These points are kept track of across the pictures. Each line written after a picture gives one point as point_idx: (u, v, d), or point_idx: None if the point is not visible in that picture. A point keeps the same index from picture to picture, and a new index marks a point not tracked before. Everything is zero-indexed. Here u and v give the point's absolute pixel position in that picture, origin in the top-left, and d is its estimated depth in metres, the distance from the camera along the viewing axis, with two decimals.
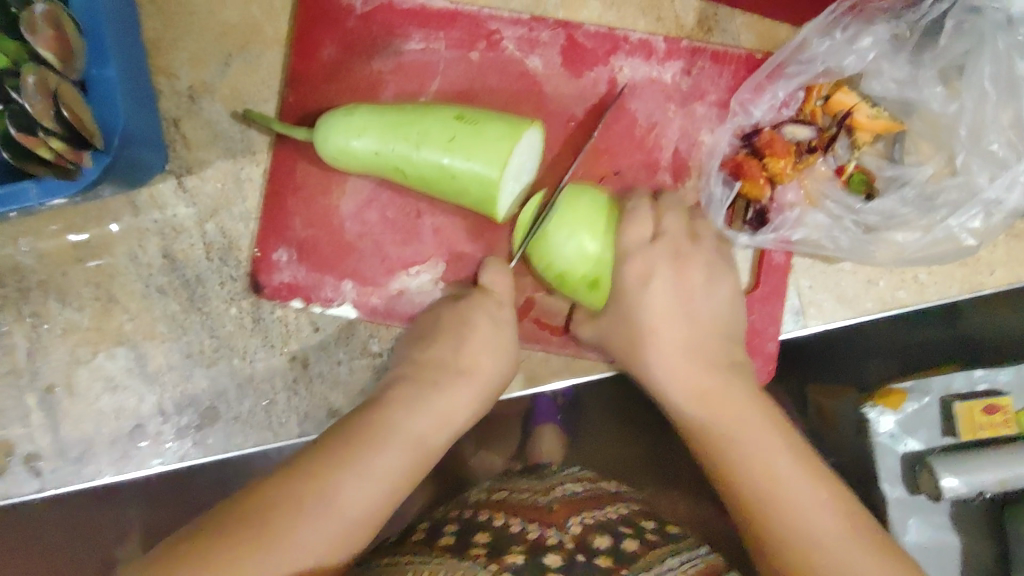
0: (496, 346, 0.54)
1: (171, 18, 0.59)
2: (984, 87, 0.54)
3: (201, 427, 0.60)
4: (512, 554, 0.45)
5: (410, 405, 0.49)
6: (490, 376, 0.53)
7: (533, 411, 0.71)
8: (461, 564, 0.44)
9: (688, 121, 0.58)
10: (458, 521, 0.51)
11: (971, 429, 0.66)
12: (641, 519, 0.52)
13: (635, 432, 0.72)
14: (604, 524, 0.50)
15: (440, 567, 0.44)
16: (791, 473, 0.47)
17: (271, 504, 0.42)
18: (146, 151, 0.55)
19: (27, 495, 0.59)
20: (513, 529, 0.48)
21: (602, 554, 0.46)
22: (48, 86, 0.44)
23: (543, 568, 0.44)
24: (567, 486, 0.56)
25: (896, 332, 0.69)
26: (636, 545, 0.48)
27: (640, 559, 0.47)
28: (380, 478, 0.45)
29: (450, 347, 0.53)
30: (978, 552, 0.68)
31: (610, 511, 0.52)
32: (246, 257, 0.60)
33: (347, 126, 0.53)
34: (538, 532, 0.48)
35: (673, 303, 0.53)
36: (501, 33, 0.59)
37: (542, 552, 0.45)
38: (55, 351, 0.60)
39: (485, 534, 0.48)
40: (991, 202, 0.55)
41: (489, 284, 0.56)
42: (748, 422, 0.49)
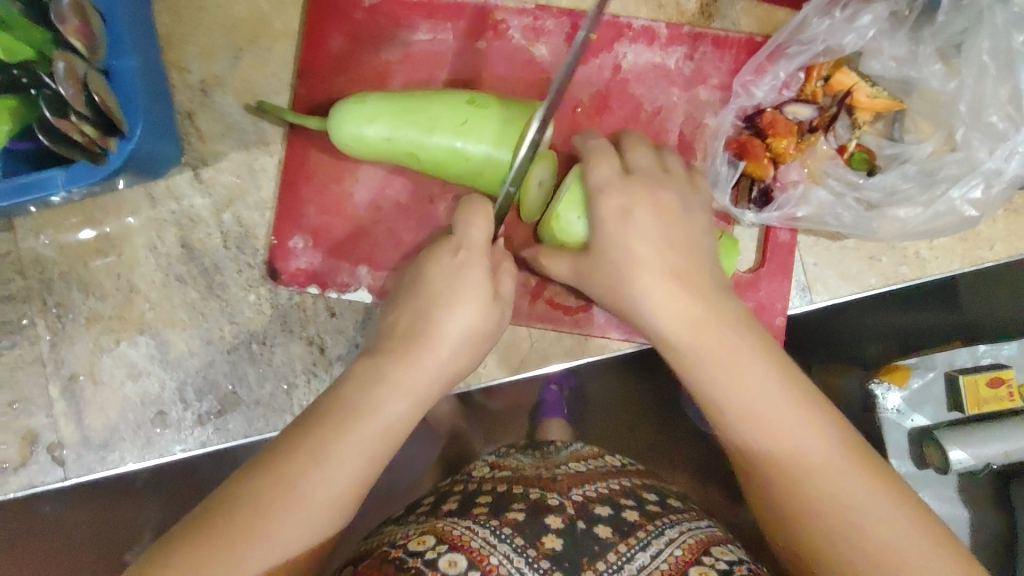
0: (460, 305, 0.49)
1: (182, 15, 0.61)
2: (983, 62, 0.55)
3: (222, 411, 0.61)
4: (513, 514, 0.47)
5: (372, 379, 0.45)
6: (461, 338, 0.49)
7: (541, 405, 0.73)
8: (463, 524, 0.47)
9: (692, 104, 0.60)
10: (463, 489, 0.53)
11: (976, 403, 0.67)
12: (642, 492, 0.53)
13: (638, 421, 0.76)
14: (607, 496, 0.51)
15: (447, 526, 0.47)
16: (771, 397, 0.47)
17: (229, 509, 0.39)
18: (165, 144, 0.57)
19: (51, 484, 0.60)
20: (515, 491, 0.50)
21: (602, 522, 0.47)
22: (78, 75, 0.45)
23: (543, 537, 0.45)
24: (570, 463, 0.57)
25: (894, 313, 0.71)
26: (638, 515, 0.49)
27: (641, 527, 0.48)
28: (345, 466, 0.42)
29: (410, 315, 0.50)
30: (986, 523, 0.70)
31: (612, 485, 0.53)
32: (262, 245, 0.61)
33: (359, 114, 0.54)
34: (540, 494, 0.50)
35: (642, 238, 0.51)
36: (507, 22, 0.61)
37: (542, 515, 0.47)
38: (78, 341, 0.61)
39: (489, 496, 0.50)
40: (992, 173, 0.56)
41: (468, 236, 0.50)
42: (737, 372, 0.48)
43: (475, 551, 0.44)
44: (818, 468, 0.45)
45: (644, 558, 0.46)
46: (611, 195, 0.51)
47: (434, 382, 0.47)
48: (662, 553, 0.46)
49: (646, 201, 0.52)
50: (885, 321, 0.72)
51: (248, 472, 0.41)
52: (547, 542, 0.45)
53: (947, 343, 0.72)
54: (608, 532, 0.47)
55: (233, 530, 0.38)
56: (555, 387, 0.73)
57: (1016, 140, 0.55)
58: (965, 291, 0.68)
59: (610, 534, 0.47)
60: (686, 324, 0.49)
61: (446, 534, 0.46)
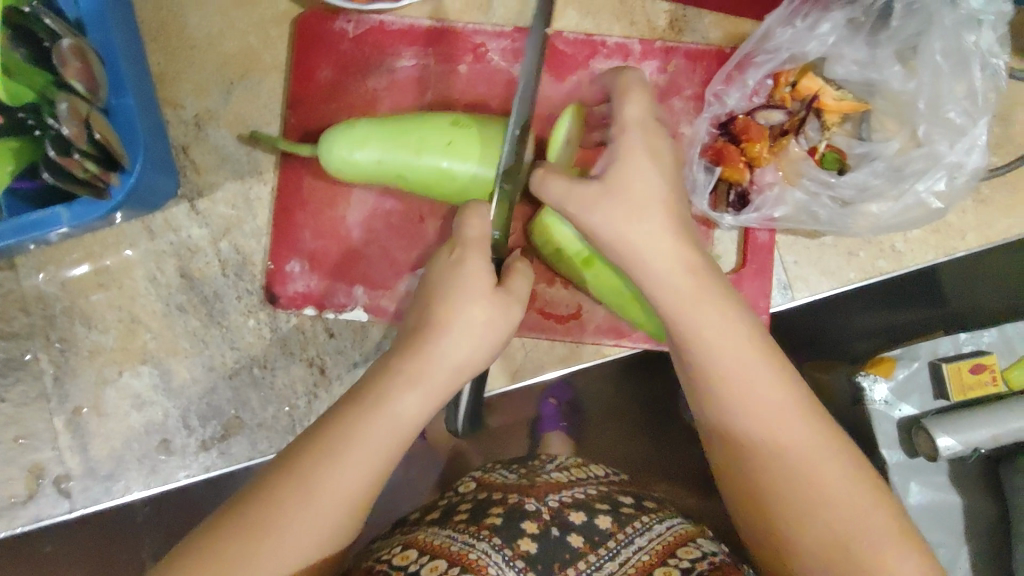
0: (479, 301, 0.47)
1: (176, 54, 0.63)
2: (936, 62, 0.58)
3: (225, 436, 0.62)
4: (492, 518, 0.50)
5: (389, 379, 0.45)
6: (472, 326, 0.47)
7: (538, 420, 0.74)
8: (444, 533, 0.50)
9: (669, 115, 0.62)
10: (443, 504, 0.55)
11: (960, 390, 0.70)
12: (618, 495, 0.55)
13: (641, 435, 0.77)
14: (584, 500, 0.53)
15: (428, 536, 0.50)
16: (781, 414, 0.46)
17: (251, 505, 0.42)
18: (162, 176, 0.59)
19: (59, 516, 0.62)
20: (494, 497, 0.52)
21: (575, 530, 0.50)
22: (81, 114, 0.47)
23: (519, 539, 0.48)
24: (551, 468, 0.59)
25: (880, 310, 0.72)
26: (611, 521, 0.51)
27: (613, 536, 0.50)
28: (357, 461, 0.43)
29: (420, 312, 0.49)
30: (979, 509, 0.71)
31: (591, 489, 0.55)
32: (260, 271, 0.63)
33: (350, 139, 0.56)
34: (517, 497, 0.52)
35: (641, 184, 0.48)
36: (486, 45, 0.63)
37: (519, 520, 0.49)
38: (82, 374, 0.62)
39: (466, 509, 0.52)
40: (953, 166, 0.58)
41: (461, 232, 0.49)
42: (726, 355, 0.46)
43: (454, 552, 0.48)
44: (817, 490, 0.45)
45: (612, 567, 0.48)
46: (635, 136, 0.49)
47: (446, 378, 0.46)
48: (630, 558, 0.49)
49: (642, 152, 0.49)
50: (875, 320, 0.74)
51: (273, 472, 0.43)
52: (523, 544, 0.48)
53: (932, 333, 0.75)
54: (580, 542, 0.49)
55: (256, 524, 0.41)
56: (554, 401, 0.73)
57: (974, 134, 0.57)
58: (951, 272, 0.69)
59: (581, 544, 0.49)
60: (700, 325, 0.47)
61: (428, 543, 0.49)
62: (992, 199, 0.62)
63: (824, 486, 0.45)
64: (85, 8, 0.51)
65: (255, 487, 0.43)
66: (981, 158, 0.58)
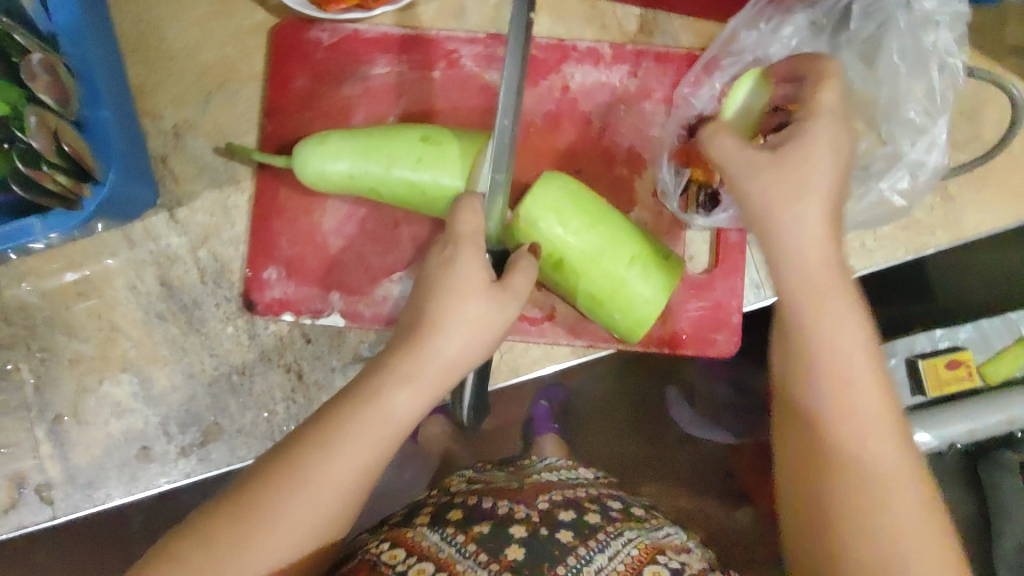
0: (469, 298, 0.48)
1: (153, 65, 0.64)
2: (896, 63, 0.59)
3: (205, 442, 0.63)
4: (479, 527, 0.50)
5: (380, 372, 0.46)
6: (465, 321, 0.47)
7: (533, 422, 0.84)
8: (433, 536, 0.50)
9: (639, 118, 0.63)
10: (435, 502, 0.55)
11: (936, 385, 0.70)
12: (607, 499, 0.56)
13: (624, 428, 0.88)
14: (574, 501, 0.54)
15: (415, 537, 0.50)
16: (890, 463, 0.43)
17: (241, 495, 0.42)
18: (139, 186, 0.60)
19: (42, 523, 0.62)
20: (484, 505, 0.53)
21: (564, 527, 0.51)
22: (50, 126, 0.48)
23: (507, 548, 0.49)
24: (543, 473, 0.60)
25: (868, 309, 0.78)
26: (600, 518, 0.53)
27: (602, 529, 0.51)
28: (349, 456, 0.43)
29: (412, 310, 0.49)
30: (958, 504, 0.72)
31: (579, 491, 0.56)
32: (237, 278, 0.64)
33: (322, 152, 0.56)
34: (507, 507, 0.52)
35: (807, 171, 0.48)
36: (459, 52, 0.64)
37: (507, 527, 0.50)
38: (63, 383, 0.63)
39: (459, 511, 0.52)
40: (915, 164, 0.58)
41: (457, 230, 0.49)
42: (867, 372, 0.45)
43: (443, 559, 0.48)
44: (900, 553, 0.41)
45: (603, 559, 0.49)
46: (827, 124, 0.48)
47: (441, 375, 0.46)
48: (618, 554, 0.49)
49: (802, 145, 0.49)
50: None
51: (264, 462, 0.44)
52: (509, 555, 0.48)
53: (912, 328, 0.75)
54: (569, 537, 0.50)
55: (246, 513, 0.42)
56: (545, 403, 0.85)
57: (934, 132, 0.58)
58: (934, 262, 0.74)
59: (571, 539, 0.50)
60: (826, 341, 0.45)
61: (415, 544, 0.49)
62: (960, 195, 0.63)
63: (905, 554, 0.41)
64: (59, 23, 0.52)
65: (248, 477, 0.44)
66: (941, 156, 0.58)
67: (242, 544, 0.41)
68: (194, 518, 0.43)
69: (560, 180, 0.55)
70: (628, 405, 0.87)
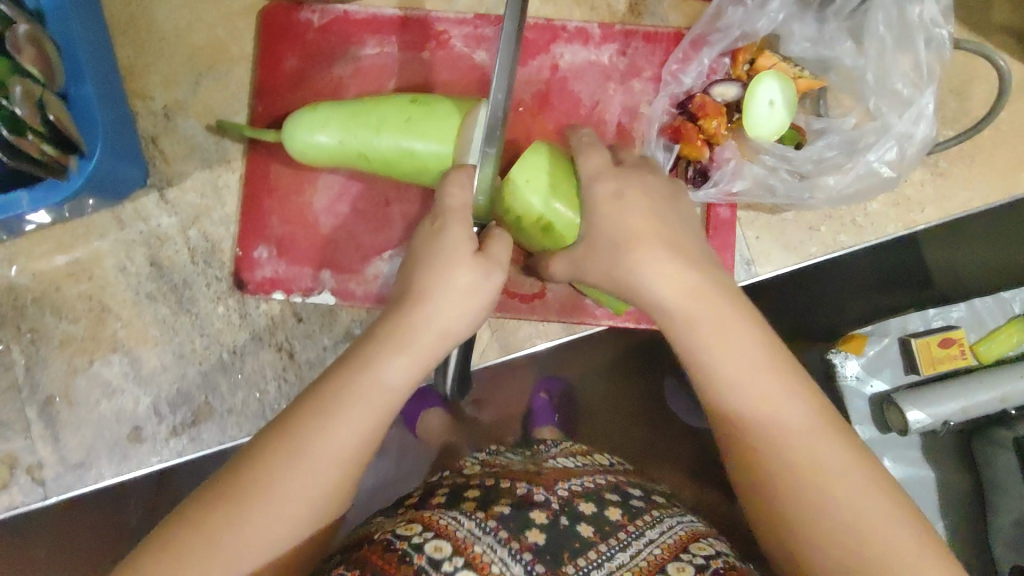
0: (461, 266, 0.48)
1: (143, 47, 0.64)
2: (881, 34, 0.60)
3: (196, 422, 0.63)
4: (500, 508, 0.49)
5: (375, 343, 0.46)
6: (459, 291, 0.48)
7: (533, 415, 0.87)
8: (450, 514, 0.49)
9: (628, 96, 0.63)
10: (451, 481, 0.55)
11: (931, 364, 0.70)
12: (626, 488, 0.55)
13: (625, 421, 0.91)
14: (594, 491, 0.53)
15: (435, 515, 0.49)
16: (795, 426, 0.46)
17: (239, 474, 0.41)
18: (128, 165, 0.59)
19: (33, 504, 0.62)
20: (502, 486, 0.52)
21: (585, 519, 0.49)
22: (35, 98, 0.48)
23: (527, 531, 0.48)
24: (559, 459, 0.59)
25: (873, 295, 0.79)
26: (620, 514, 0.51)
27: (623, 528, 0.49)
28: (342, 428, 0.43)
29: (406, 284, 0.49)
30: (952, 481, 0.72)
31: (598, 479, 0.55)
32: (228, 258, 0.64)
33: (311, 123, 0.57)
34: (525, 489, 0.51)
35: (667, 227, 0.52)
36: (449, 32, 0.64)
37: (528, 509, 0.49)
38: (52, 363, 0.63)
39: (476, 492, 0.52)
40: (903, 136, 0.59)
41: (442, 208, 0.49)
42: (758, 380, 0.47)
43: (459, 539, 0.47)
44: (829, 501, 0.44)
45: (624, 557, 0.47)
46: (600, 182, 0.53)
47: (431, 347, 0.47)
48: (641, 551, 0.48)
49: (650, 190, 0.53)
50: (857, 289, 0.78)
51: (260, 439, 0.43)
52: (530, 536, 0.47)
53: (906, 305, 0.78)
54: (589, 532, 0.48)
55: (240, 494, 0.41)
56: (544, 395, 0.87)
57: (920, 103, 0.58)
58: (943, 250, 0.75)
59: (591, 533, 0.48)
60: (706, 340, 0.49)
61: (432, 521, 0.48)
62: (949, 172, 0.63)
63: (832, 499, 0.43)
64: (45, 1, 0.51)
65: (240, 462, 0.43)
66: (929, 127, 0.58)
67: (235, 525, 0.40)
68: (177, 514, 0.41)
69: (543, 147, 0.56)
70: (636, 396, 0.91)
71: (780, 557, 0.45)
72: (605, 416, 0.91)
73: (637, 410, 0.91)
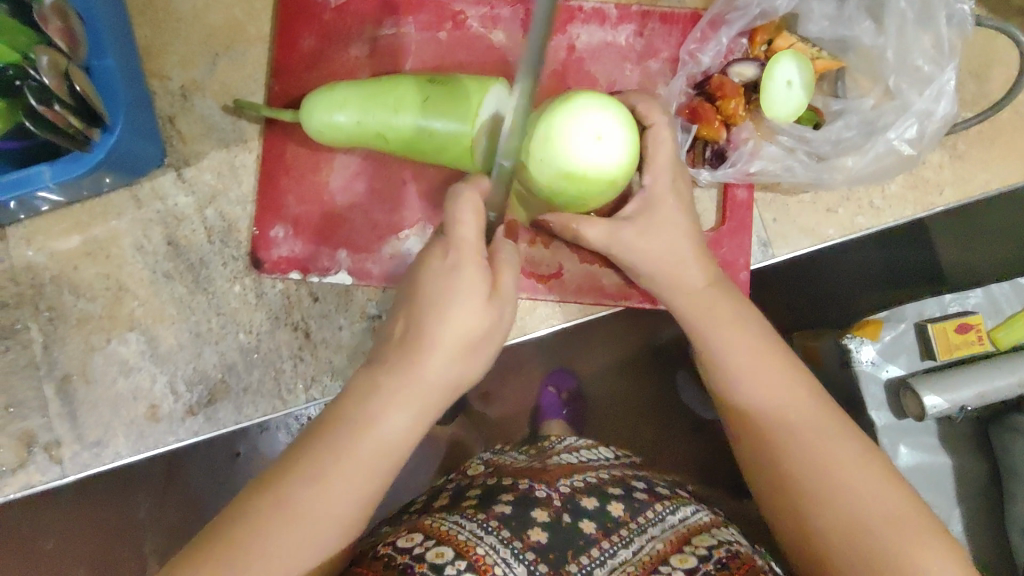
0: (467, 299, 0.45)
1: (161, 27, 0.64)
2: (902, 10, 0.59)
3: (212, 400, 0.63)
4: (501, 507, 0.46)
5: (371, 395, 0.44)
6: (463, 333, 0.45)
7: (541, 409, 0.89)
8: (452, 519, 0.46)
9: (645, 77, 0.63)
10: (456, 483, 0.53)
11: (947, 349, 0.70)
12: (631, 479, 0.52)
13: (635, 417, 0.92)
14: (597, 484, 0.50)
15: (434, 521, 0.46)
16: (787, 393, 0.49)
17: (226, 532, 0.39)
18: (146, 143, 0.60)
19: (51, 482, 0.62)
20: (505, 483, 0.50)
21: (588, 517, 0.47)
22: (60, 67, 0.48)
23: (529, 529, 0.45)
24: (565, 453, 0.57)
25: (876, 292, 0.83)
26: (624, 509, 0.48)
27: (625, 524, 0.47)
28: (335, 489, 0.41)
29: (406, 322, 0.46)
30: (968, 469, 0.72)
31: (603, 473, 0.53)
32: (245, 237, 0.64)
33: (330, 103, 0.57)
34: (528, 485, 0.49)
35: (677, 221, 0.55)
36: (465, 13, 0.64)
37: (529, 507, 0.46)
38: (70, 341, 0.63)
39: (479, 492, 0.49)
40: (923, 113, 0.59)
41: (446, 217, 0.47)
42: (757, 377, 0.50)
43: (461, 543, 0.43)
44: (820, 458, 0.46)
45: (627, 553, 0.46)
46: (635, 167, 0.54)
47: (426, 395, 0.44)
48: (644, 547, 0.46)
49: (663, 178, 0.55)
50: (867, 272, 0.82)
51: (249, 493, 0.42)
52: (532, 535, 0.44)
53: (922, 288, 0.81)
54: (592, 528, 0.46)
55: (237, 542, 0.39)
56: (553, 389, 0.90)
57: (942, 79, 0.58)
58: (942, 248, 0.81)
59: (594, 530, 0.46)
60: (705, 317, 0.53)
61: (434, 529, 0.45)
62: (968, 154, 0.62)
63: (825, 457, 0.46)
64: None
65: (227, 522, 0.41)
66: (950, 105, 0.58)
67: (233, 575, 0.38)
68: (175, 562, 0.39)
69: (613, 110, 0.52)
70: (642, 392, 0.92)
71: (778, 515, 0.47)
72: (612, 415, 0.92)
73: (643, 409, 0.92)
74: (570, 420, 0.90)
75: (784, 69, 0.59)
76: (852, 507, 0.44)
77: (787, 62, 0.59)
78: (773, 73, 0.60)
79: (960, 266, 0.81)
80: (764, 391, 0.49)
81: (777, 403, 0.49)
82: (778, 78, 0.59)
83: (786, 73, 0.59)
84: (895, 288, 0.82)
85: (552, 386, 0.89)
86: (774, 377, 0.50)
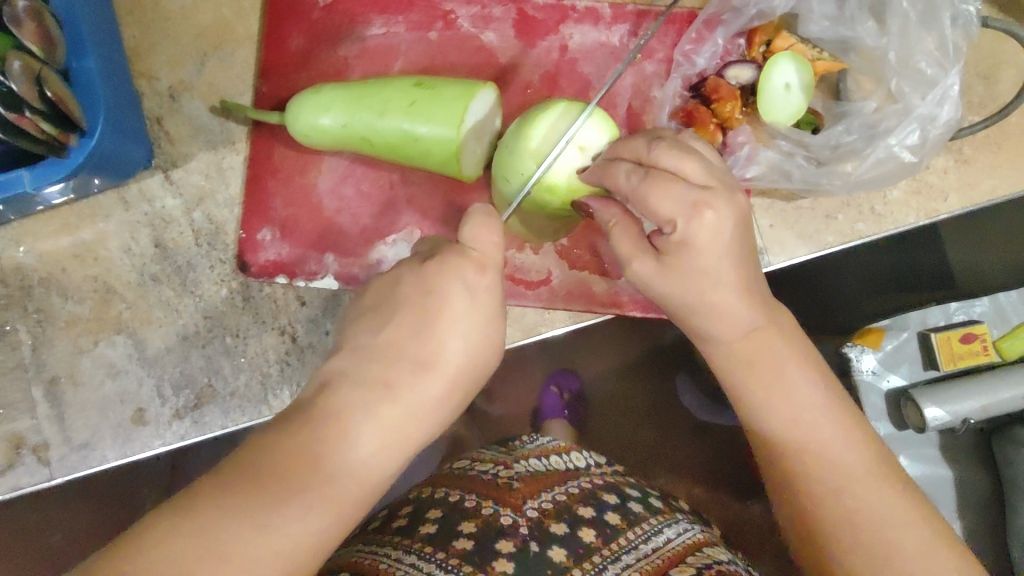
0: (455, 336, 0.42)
1: (149, 26, 0.63)
2: (905, 10, 0.58)
3: (199, 404, 0.62)
4: (462, 543, 0.44)
5: (342, 413, 0.38)
6: (466, 367, 0.42)
7: (541, 409, 0.88)
8: (405, 561, 0.44)
9: (639, 77, 0.61)
10: (417, 499, 0.50)
11: (951, 359, 0.68)
12: (602, 494, 0.51)
13: (635, 419, 0.91)
14: (565, 506, 0.48)
15: (386, 564, 0.44)
16: (813, 413, 0.46)
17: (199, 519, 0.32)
18: (132, 144, 0.59)
19: (37, 484, 0.61)
20: (466, 505, 0.48)
21: (558, 544, 0.45)
22: (32, 72, 0.47)
23: (494, 561, 0.43)
24: (529, 459, 0.54)
25: (892, 294, 0.80)
26: (595, 535, 0.47)
27: (597, 553, 0.46)
28: (324, 512, 0.35)
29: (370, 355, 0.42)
30: (971, 480, 0.71)
31: (572, 487, 0.51)
32: (231, 240, 0.63)
33: (314, 105, 0.56)
34: (492, 510, 0.47)
35: (720, 239, 0.45)
36: (456, 12, 0.63)
37: (493, 539, 0.45)
38: (58, 343, 0.63)
39: (441, 509, 0.48)
40: (925, 118, 0.57)
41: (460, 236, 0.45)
42: (764, 385, 0.47)
43: None
44: (844, 481, 0.44)
45: None
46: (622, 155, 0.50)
47: (420, 428, 0.40)
48: None
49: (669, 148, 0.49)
50: (876, 274, 0.80)
51: (221, 483, 0.34)
52: (499, 565, 0.43)
53: (931, 290, 0.79)
54: (562, 557, 0.45)
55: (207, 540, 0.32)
56: (556, 389, 0.89)
57: (945, 83, 0.56)
58: (954, 249, 0.78)
59: (564, 559, 0.45)
60: (743, 336, 0.47)
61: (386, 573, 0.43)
62: (974, 158, 0.60)
63: (848, 479, 0.44)
64: None
65: (162, 538, 0.32)
66: (954, 109, 0.56)
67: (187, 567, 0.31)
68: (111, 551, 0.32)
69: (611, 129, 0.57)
70: (643, 393, 0.90)
71: (803, 535, 0.46)
72: (610, 418, 0.91)
73: (642, 411, 0.91)
74: (572, 421, 0.89)
75: (783, 67, 0.58)
76: (853, 517, 0.43)
77: (783, 61, 0.59)
78: (772, 71, 0.59)
79: (973, 265, 0.79)
80: (784, 411, 0.47)
81: (798, 423, 0.46)
82: (777, 76, 0.58)
83: (785, 71, 0.58)
84: (907, 289, 0.80)
85: (555, 387, 0.89)
86: (792, 387, 0.47)
